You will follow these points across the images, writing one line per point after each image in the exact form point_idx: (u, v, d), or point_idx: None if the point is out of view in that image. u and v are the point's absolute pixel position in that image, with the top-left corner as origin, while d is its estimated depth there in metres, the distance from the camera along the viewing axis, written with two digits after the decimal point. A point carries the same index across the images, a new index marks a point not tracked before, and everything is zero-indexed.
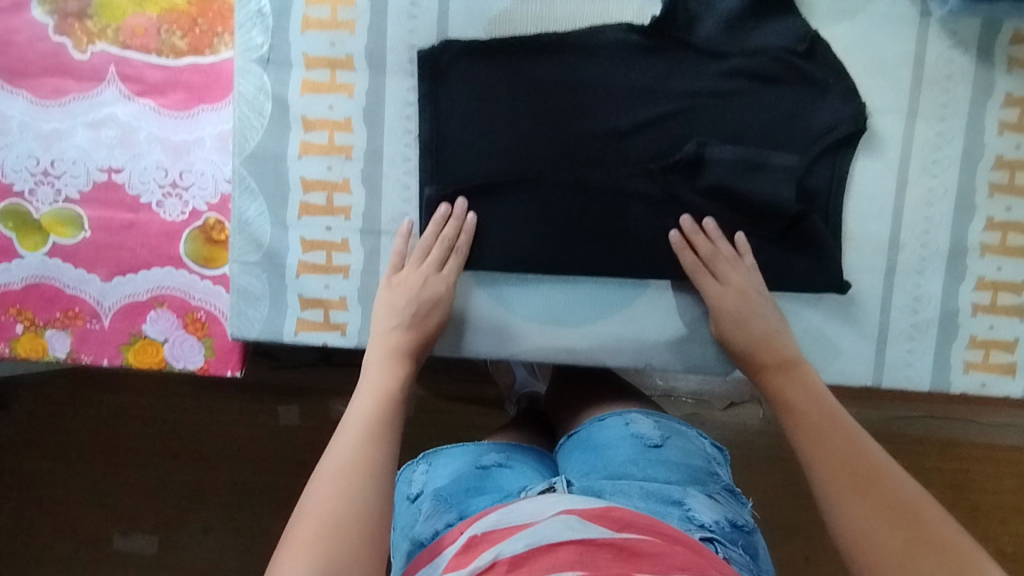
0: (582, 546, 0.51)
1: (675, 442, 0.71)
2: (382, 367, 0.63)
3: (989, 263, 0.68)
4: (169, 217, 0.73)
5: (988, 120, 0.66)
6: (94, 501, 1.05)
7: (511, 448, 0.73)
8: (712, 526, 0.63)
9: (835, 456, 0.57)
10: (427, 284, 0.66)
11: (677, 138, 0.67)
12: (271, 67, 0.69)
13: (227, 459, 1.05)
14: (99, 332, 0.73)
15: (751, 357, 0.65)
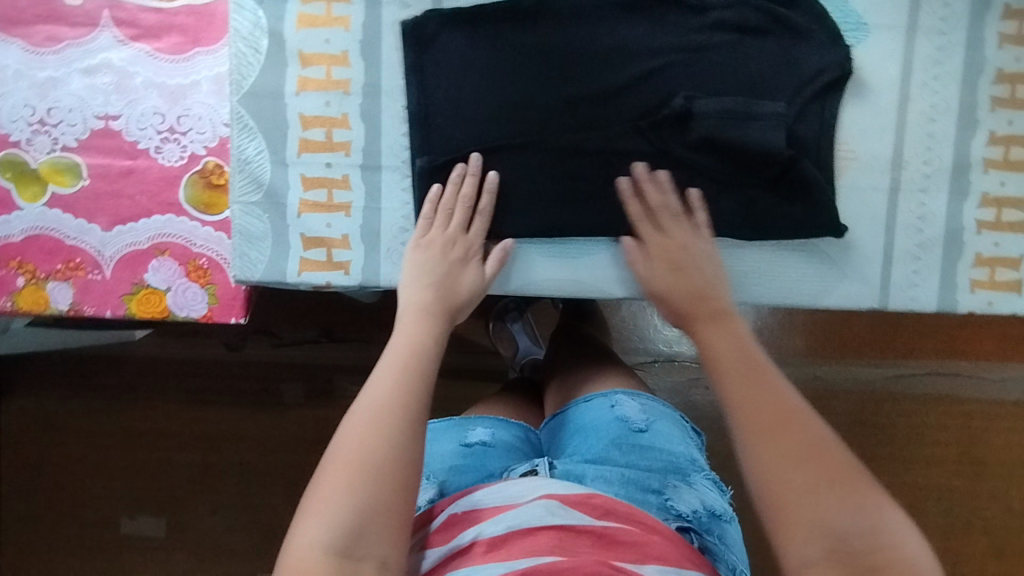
0: (561, 531, 0.51)
1: (659, 426, 0.70)
2: (414, 318, 0.60)
3: (992, 179, 0.67)
4: (168, 162, 0.72)
5: (987, 33, 0.65)
6: (106, 483, 1.11)
7: (496, 423, 0.73)
8: (689, 515, 0.64)
9: (751, 402, 0.52)
10: (456, 244, 0.65)
11: (663, 95, 0.66)
12: (267, 2, 0.65)
13: (245, 428, 1.10)
14: (101, 283, 0.73)
15: (689, 301, 0.63)
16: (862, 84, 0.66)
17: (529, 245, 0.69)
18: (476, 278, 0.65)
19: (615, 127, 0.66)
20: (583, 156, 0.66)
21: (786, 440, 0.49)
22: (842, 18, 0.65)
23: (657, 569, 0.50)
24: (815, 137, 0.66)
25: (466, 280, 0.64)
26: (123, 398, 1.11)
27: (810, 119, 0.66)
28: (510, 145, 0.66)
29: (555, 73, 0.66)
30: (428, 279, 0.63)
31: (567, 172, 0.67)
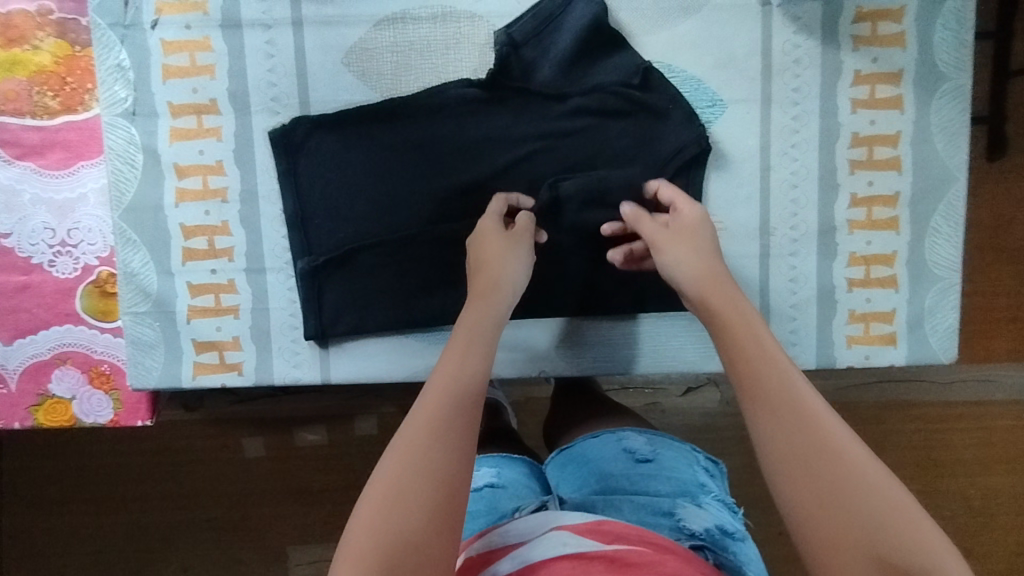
0: (573, 561, 0.50)
1: (667, 455, 0.70)
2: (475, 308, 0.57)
3: (858, 238, 0.69)
4: (62, 275, 0.73)
5: (839, 100, 0.67)
6: (65, 558, 1.03)
7: (502, 463, 0.73)
8: (703, 534, 0.61)
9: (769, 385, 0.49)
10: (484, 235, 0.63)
11: (531, 181, 0.68)
12: (138, 119, 0.67)
13: (193, 487, 1.01)
14: (8, 395, 0.75)
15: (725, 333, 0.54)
16: (723, 157, 0.68)
17: (415, 339, 0.70)
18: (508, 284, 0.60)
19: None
20: (460, 244, 0.68)
21: (802, 453, 0.45)
22: (696, 97, 0.67)
23: None
24: None
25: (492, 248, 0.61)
26: (52, 473, 1.01)
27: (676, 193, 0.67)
28: (385, 241, 0.68)
29: (426, 167, 0.68)
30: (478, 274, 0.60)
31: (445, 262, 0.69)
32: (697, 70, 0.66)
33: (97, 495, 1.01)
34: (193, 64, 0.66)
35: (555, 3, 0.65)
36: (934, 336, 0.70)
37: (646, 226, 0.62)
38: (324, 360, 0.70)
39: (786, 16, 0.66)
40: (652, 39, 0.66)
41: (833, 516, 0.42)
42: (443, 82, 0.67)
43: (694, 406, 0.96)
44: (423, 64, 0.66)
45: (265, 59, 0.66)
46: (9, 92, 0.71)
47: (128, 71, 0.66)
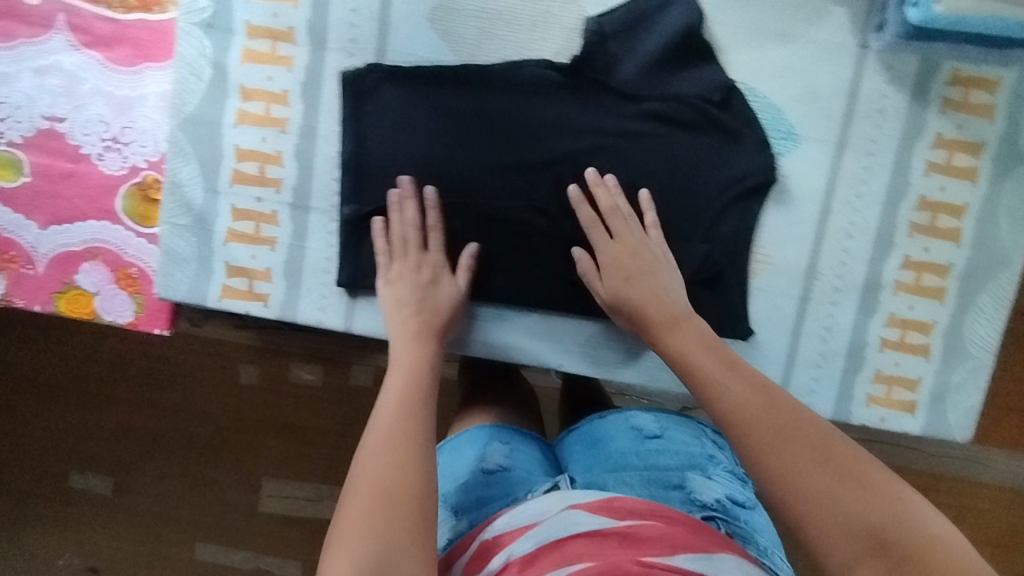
0: (588, 538, 0.51)
1: (674, 432, 0.72)
2: (409, 343, 0.62)
3: (901, 301, 0.68)
4: (108, 171, 0.73)
5: (915, 160, 0.65)
6: (48, 438, 1.05)
7: (514, 440, 0.71)
8: (714, 504, 0.65)
9: (761, 411, 0.51)
10: (422, 270, 0.66)
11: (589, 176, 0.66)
12: (213, 32, 0.66)
13: (183, 398, 1.02)
14: (33, 278, 0.75)
15: (649, 310, 0.61)
16: (785, 192, 0.67)
17: None
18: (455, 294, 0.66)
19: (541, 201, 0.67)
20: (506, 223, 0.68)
21: (805, 462, 0.47)
22: (772, 127, 0.66)
23: (687, 557, 0.50)
24: (733, 238, 0.67)
25: (443, 296, 0.65)
26: (50, 355, 1.03)
27: (730, 217, 0.67)
28: (432, 205, 0.67)
29: (486, 140, 0.67)
30: (413, 308, 0.64)
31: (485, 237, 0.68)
32: (780, 100, 0.65)
33: (89, 387, 1.03)
34: None
35: (651, 4, 0.64)
36: (953, 413, 0.69)
37: (615, 220, 0.64)
38: (350, 309, 0.71)
39: (881, 63, 0.64)
40: (742, 59, 0.65)
41: (795, 459, 0.47)
42: (524, 58, 0.66)
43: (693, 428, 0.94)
44: (507, 38, 0.65)
45: None
46: None
47: None
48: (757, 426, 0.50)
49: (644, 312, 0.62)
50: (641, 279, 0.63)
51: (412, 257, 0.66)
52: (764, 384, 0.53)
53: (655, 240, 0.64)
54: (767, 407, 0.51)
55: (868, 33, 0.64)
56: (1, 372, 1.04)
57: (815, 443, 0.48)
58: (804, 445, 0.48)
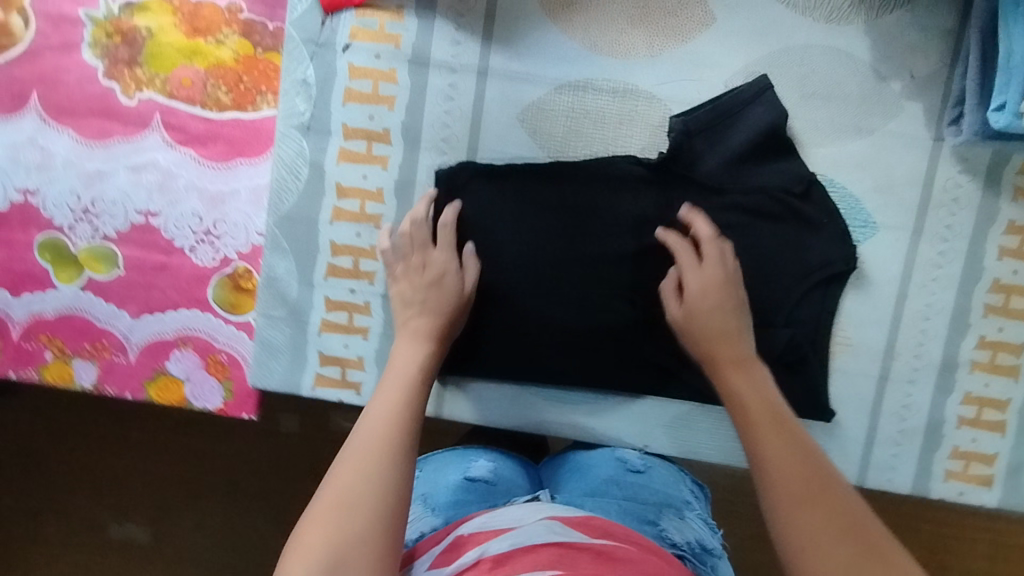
0: (560, 548, 0.52)
1: (658, 471, 0.73)
2: (408, 343, 0.65)
3: (977, 379, 0.70)
4: (200, 262, 0.75)
5: (988, 245, 0.68)
6: (83, 490, 1.02)
7: (500, 457, 0.75)
8: (684, 546, 0.67)
9: (792, 466, 0.54)
10: (427, 268, 0.67)
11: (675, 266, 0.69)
12: (311, 134, 0.69)
13: (223, 447, 1.00)
14: (125, 365, 0.77)
15: (715, 341, 0.64)
16: (863, 277, 0.69)
17: (528, 390, 0.72)
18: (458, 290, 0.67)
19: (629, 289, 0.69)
20: (594, 310, 0.70)
21: (814, 517, 0.50)
22: (850, 215, 0.68)
23: None
24: (815, 321, 0.69)
25: (446, 280, 0.66)
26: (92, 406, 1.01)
27: (811, 302, 0.69)
28: (522, 294, 0.70)
29: (575, 231, 0.69)
30: (416, 308, 0.66)
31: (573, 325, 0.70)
32: (857, 190, 0.68)
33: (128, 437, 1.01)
34: (375, 93, 0.68)
35: (737, 101, 0.66)
36: None
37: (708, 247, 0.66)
38: (440, 393, 0.73)
39: (954, 155, 0.67)
40: (820, 152, 0.68)
41: (812, 509, 0.50)
42: (611, 154, 0.69)
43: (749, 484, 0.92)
44: (596, 136, 0.68)
45: (444, 100, 0.68)
46: (185, 79, 0.73)
47: (311, 87, 0.68)
48: (780, 470, 0.54)
49: (706, 337, 0.65)
50: (716, 316, 0.64)
51: (417, 253, 0.67)
52: (800, 442, 0.56)
53: (736, 274, 0.66)
54: (809, 470, 0.53)
55: (943, 127, 0.67)
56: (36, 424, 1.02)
57: (832, 503, 0.51)
58: (818, 501, 0.51)
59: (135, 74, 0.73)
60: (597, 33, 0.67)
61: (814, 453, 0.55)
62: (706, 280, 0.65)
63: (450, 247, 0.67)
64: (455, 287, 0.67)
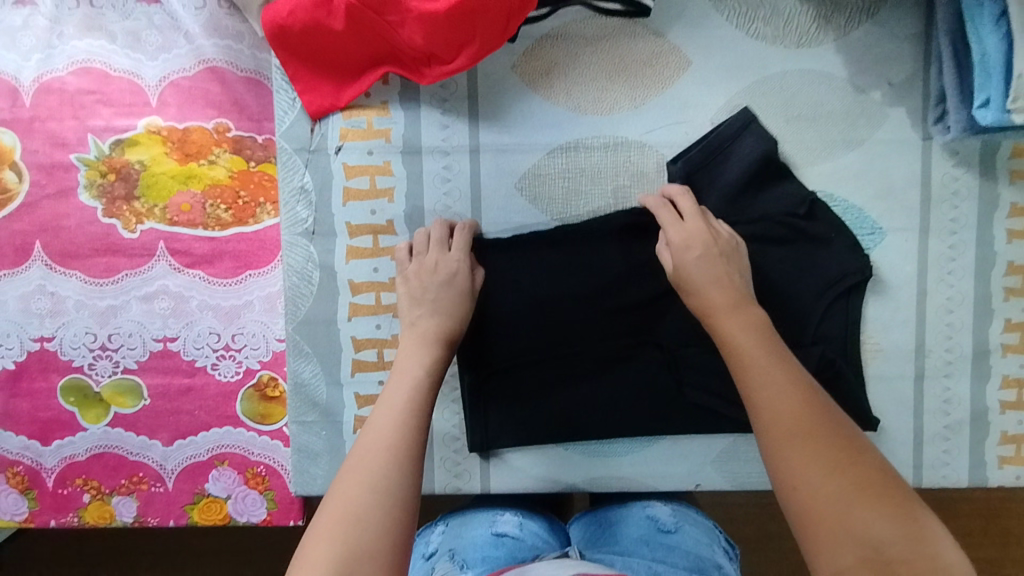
0: None
1: (688, 530, 0.72)
2: (415, 346, 0.62)
3: (1011, 362, 0.70)
4: (225, 378, 0.75)
5: (996, 231, 0.69)
6: None
7: (527, 514, 0.74)
8: None
9: (788, 405, 0.52)
10: (439, 268, 0.65)
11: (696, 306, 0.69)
12: (317, 238, 0.69)
13: None
14: (164, 494, 0.76)
15: (704, 298, 0.61)
16: (879, 282, 0.70)
17: (573, 449, 0.72)
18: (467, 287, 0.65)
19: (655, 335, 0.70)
20: (623, 361, 0.70)
21: (825, 467, 0.48)
22: (856, 225, 0.69)
23: None
24: (842, 334, 0.69)
25: (461, 279, 0.65)
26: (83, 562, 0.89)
27: (833, 316, 0.69)
28: (551, 358, 0.70)
29: (589, 287, 0.69)
30: (427, 308, 0.64)
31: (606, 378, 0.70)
32: (858, 200, 0.69)
33: None
34: (373, 187, 0.69)
35: (723, 136, 0.68)
36: None
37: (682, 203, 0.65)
38: (485, 471, 0.72)
39: (946, 151, 0.68)
40: (815, 169, 0.69)
41: (813, 454, 0.49)
42: (614, 207, 0.69)
43: None
44: (595, 192, 0.69)
45: (441, 183, 0.69)
46: (183, 204, 0.73)
47: (310, 192, 0.69)
48: (792, 414, 0.51)
49: (705, 294, 0.61)
50: (707, 259, 0.62)
51: (431, 253, 0.66)
52: (806, 382, 0.54)
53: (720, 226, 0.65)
54: (803, 411, 0.51)
55: (929, 126, 0.68)
56: None
57: (841, 450, 0.49)
58: (828, 447, 0.49)
59: (133, 207, 0.74)
60: (579, 94, 0.68)
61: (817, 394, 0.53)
62: (695, 234, 0.63)
63: (467, 247, 0.67)
64: (468, 285, 0.65)
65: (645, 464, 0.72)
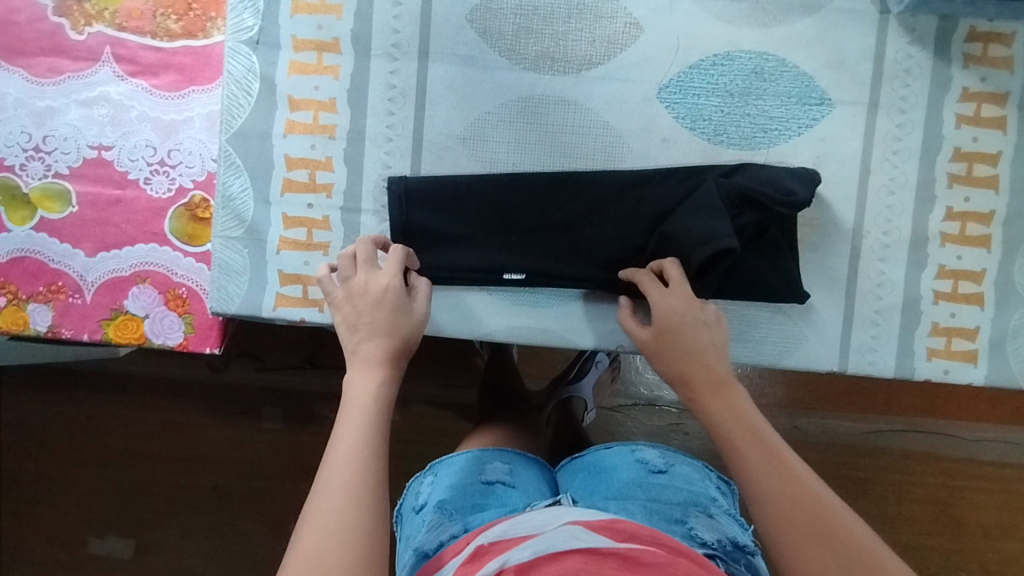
0: (587, 555, 0.54)
1: (678, 468, 0.81)
2: (362, 372, 0.58)
3: (949, 252, 0.69)
4: (156, 194, 0.74)
5: (945, 114, 0.68)
6: (94, 478, 1.20)
7: (516, 462, 0.82)
8: (714, 544, 0.70)
9: (786, 497, 0.52)
10: (369, 287, 0.61)
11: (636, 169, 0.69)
12: (261, 48, 0.68)
13: (205, 453, 1.20)
14: (81, 307, 0.75)
15: (684, 377, 0.61)
16: (824, 154, 0.69)
17: (497, 294, 0.71)
18: (408, 310, 0.61)
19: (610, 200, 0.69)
20: (574, 224, 0.69)
21: (819, 557, 0.49)
22: (803, 94, 0.68)
23: None
24: None
25: (396, 303, 0.61)
26: (106, 407, 1.20)
27: (771, 184, 0.66)
28: (489, 197, 0.69)
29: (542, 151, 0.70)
30: (365, 333, 0.59)
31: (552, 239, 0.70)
32: (810, 68, 0.68)
33: (128, 442, 1.20)
34: (323, 3, 0.68)
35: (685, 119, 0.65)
36: (1015, 359, 0.70)
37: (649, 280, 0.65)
38: None
39: (902, 26, 0.67)
40: (770, 32, 0.68)
41: (817, 547, 0.50)
42: (563, 49, 0.69)
43: None
44: (541, 31, 0.68)
45: (392, 7, 0.68)
46: (134, 11, 0.73)
47: (258, 1, 0.68)
48: (785, 501, 0.52)
49: (686, 373, 0.61)
50: (689, 335, 0.62)
51: (358, 274, 0.62)
52: (792, 460, 0.55)
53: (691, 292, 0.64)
54: (804, 501, 0.52)
55: None
56: (61, 424, 1.21)
57: (831, 534, 0.50)
58: (822, 536, 0.50)
59: (84, 9, 0.74)
60: None
61: (802, 471, 0.54)
62: (663, 313, 0.62)
63: (397, 265, 0.63)
64: (403, 302, 0.61)
65: (567, 319, 0.71)
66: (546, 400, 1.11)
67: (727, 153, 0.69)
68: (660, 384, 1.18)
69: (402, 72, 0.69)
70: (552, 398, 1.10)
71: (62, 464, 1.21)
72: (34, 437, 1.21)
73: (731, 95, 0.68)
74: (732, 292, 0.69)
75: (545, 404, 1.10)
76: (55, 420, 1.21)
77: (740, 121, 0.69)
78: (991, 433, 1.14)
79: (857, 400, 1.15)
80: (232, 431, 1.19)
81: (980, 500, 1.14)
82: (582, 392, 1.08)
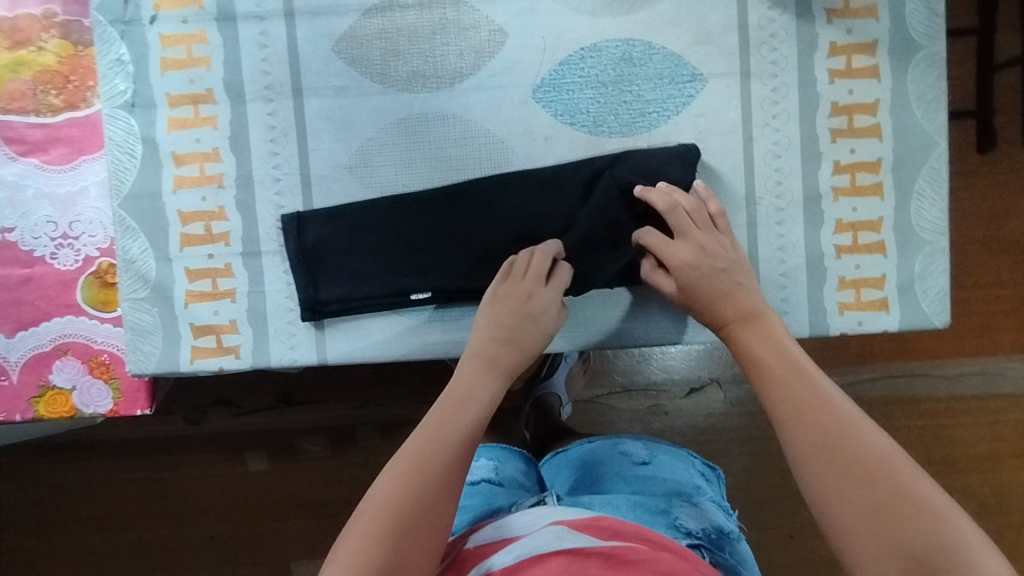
0: (570, 557, 0.57)
1: (662, 458, 0.83)
2: (478, 366, 0.64)
3: (844, 206, 0.70)
4: (64, 267, 0.75)
5: (817, 71, 0.68)
6: (80, 548, 1.21)
7: (500, 458, 0.84)
8: (698, 533, 0.74)
9: (800, 401, 0.56)
10: (532, 301, 0.65)
11: (522, 171, 0.70)
12: (138, 110, 0.69)
13: (183, 506, 1.20)
14: (9, 388, 0.75)
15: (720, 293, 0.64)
16: (704, 129, 0.69)
17: (411, 317, 0.71)
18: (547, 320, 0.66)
19: (496, 222, 0.70)
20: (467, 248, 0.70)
21: (846, 489, 0.51)
22: (675, 72, 0.69)
23: None
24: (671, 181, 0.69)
25: (537, 327, 0.66)
26: (78, 478, 1.20)
27: (661, 195, 0.67)
28: (386, 223, 0.70)
29: (431, 170, 0.70)
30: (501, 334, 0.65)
31: (438, 268, 0.70)
32: (676, 47, 0.69)
33: (106, 507, 1.20)
34: (191, 57, 0.69)
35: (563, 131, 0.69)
36: (925, 301, 0.70)
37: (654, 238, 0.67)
38: (320, 340, 0.71)
39: None
40: (631, 18, 0.68)
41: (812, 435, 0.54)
42: (433, 65, 0.69)
43: (696, 405, 1.12)
44: (408, 52, 0.69)
45: (259, 49, 0.69)
46: (14, 92, 0.74)
47: (127, 65, 0.69)
48: (797, 432, 0.55)
49: (719, 310, 0.64)
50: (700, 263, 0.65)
51: (525, 288, 0.66)
52: (787, 392, 0.57)
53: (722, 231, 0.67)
54: (813, 403, 0.55)
55: None
56: (37, 501, 1.21)
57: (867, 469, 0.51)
58: (836, 460, 0.52)
59: None
60: None
61: (820, 390, 0.56)
62: (704, 240, 0.65)
63: (542, 272, 0.66)
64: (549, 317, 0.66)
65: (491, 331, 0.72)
66: (522, 401, 1.08)
67: (610, 143, 0.70)
68: (634, 367, 1.13)
69: (279, 112, 0.70)
70: (528, 397, 1.07)
71: (45, 540, 1.21)
72: (13, 516, 1.21)
73: (604, 84, 0.69)
74: (634, 281, 0.70)
75: (522, 405, 1.07)
76: (29, 498, 1.21)
77: (617, 109, 0.69)
78: (971, 368, 1.11)
79: (834, 355, 1.12)
80: (205, 482, 1.19)
81: (967, 436, 1.12)
82: (555, 387, 1.05)
